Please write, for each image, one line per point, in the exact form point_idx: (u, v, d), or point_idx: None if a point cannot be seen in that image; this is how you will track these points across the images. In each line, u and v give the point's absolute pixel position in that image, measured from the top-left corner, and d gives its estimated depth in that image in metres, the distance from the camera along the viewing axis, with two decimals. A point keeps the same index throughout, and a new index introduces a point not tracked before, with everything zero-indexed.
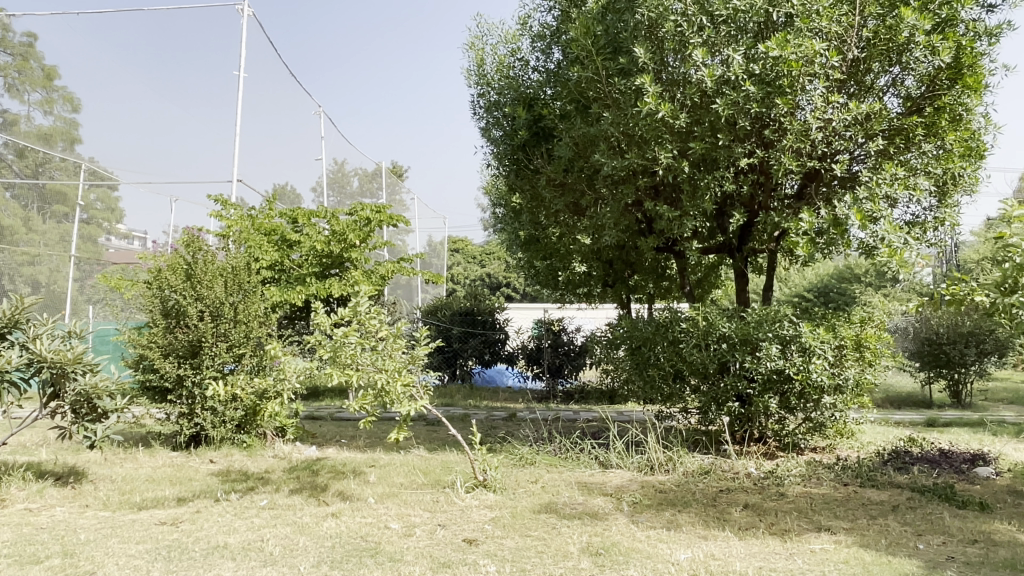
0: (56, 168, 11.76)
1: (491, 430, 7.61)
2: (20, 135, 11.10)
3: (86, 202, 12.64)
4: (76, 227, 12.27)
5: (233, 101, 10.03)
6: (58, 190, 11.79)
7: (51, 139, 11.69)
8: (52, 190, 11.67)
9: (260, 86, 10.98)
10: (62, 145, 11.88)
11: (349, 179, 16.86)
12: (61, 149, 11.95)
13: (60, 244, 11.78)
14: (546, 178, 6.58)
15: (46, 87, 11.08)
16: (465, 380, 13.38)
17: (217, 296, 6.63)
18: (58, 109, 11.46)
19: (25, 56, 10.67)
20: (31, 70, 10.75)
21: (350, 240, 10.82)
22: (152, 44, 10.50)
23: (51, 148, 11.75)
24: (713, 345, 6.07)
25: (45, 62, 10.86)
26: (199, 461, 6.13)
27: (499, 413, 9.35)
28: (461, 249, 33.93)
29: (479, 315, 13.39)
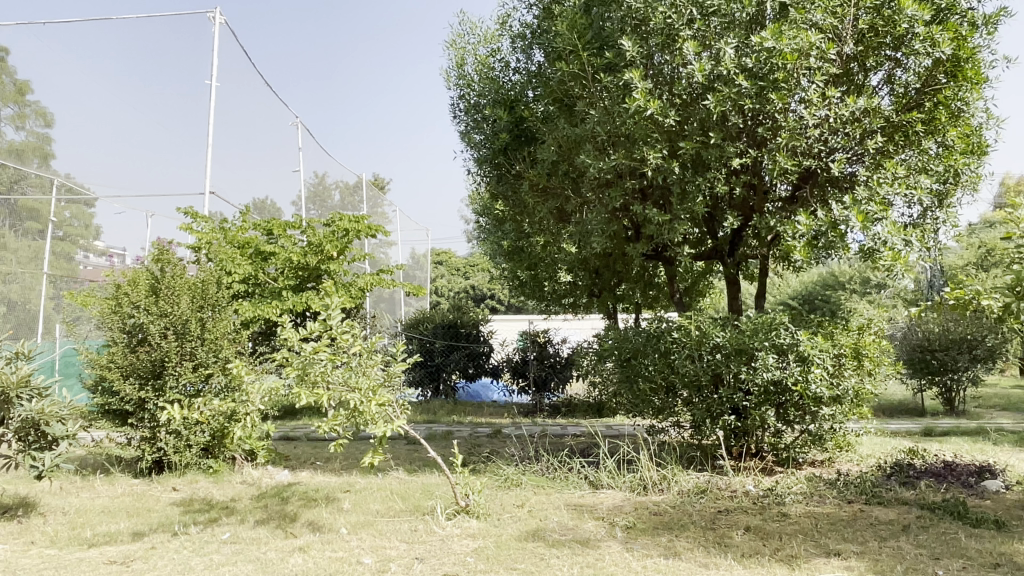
0: (31, 184, 11.49)
1: (474, 448, 7.25)
2: None
3: (59, 218, 12.10)
4: (48, 245, 11.64)
5: (205, 111, 9.67)
6: (30, 206, 11.43)
7: (23, 155, 11.23)
8: (24, 207, 11.32)
9: (233, 95, 10.64)
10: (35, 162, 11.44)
11: (329, 193, 16.53)
12: (36, 166, 11.57)
13: (31, 262, 11.05)
14: (528, 183, 6.27)
15: (18, 102, 10.65)
16: (449, 396, 13.01)
17: (184, 312, 6.26)
18: (30, 124, 10.96)
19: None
20: (2, 85, 10.35)
21: (327, 252, 10.43)
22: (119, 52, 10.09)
23: (24, 165, 11.35)
24: (706, 355, 5.76)
25: (16, 76, 10.48)
26: (161, 490, 5.72)
27: (483, 429, 9.00)
28: (444, 261, 33.59)
29: (463, 328, 13.06)
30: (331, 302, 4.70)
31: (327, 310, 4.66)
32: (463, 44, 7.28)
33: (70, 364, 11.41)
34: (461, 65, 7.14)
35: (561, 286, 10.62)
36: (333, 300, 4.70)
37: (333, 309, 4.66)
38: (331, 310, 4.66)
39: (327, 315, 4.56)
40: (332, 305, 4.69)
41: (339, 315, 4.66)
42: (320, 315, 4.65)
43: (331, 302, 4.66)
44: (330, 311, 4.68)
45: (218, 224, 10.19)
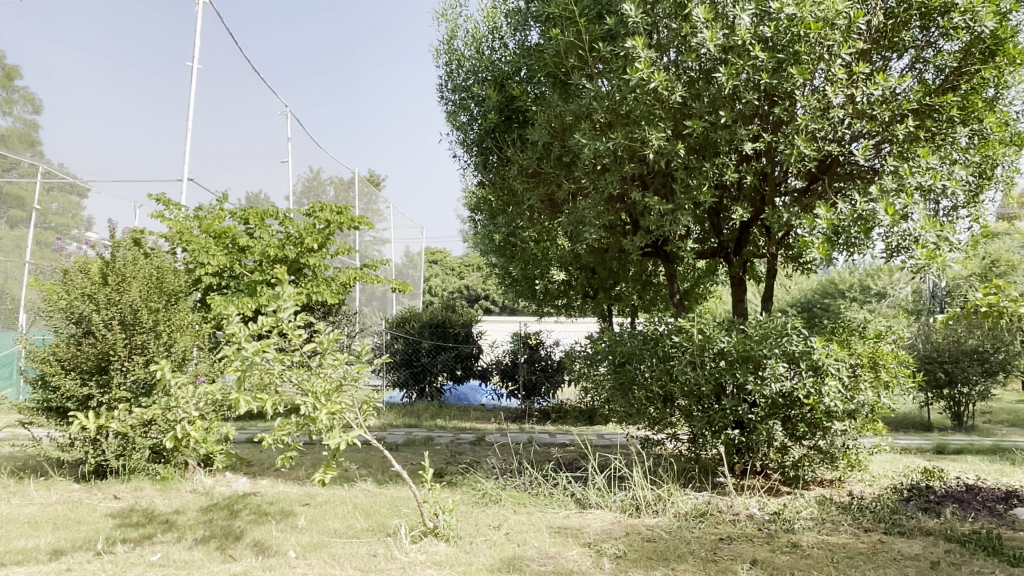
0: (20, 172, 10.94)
1: (454, 458, 6.67)
2: None
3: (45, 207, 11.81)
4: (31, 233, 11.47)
5: (186, 91, 9.22)
6: (16, 194, 10.96)
7: (10, 142, 10.48)
8: (10, 195, 10.85)
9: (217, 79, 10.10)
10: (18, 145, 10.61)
11: (324, 188, 16.06)
12: (30, 153, 11.04)
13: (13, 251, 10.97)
14: (517, 168, 5.70)
15: (6, 86, 9.55)
16: (435, 399, 12.38)
17: (135, 302, 5.68)
18: (18, 109, 10.06)
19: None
20: None
21: (306, 245, 9.85)
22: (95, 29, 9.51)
23: (17, 152, 10.75)
24: (709, 362, 5.20)
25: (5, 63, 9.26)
26: (100, 498, 5.13)
27: (466, 435, 8.43)
28: (439, 261, 33.08)
29: (451, 328, 12.54)
30: (285, 292, 4.15)
31: (279, 301, 4.10)
32: (454, 16, 6.70)
33: (5, 366, 11.14)
34: (449, 40, 6.56)
35: (554, 285, 10.08)
36: (286, 290, 4.14)
37: (286, 301, 4.10)
38: (283, 303, 4.10)
39: (276, 307, 4.01)
40: (286, 296, 4.14)
41: (293, 307, 4.11)
42: (271, 306, 4.10)
43: (284, 292, 4.11)
44: (283, 302, 4.13)
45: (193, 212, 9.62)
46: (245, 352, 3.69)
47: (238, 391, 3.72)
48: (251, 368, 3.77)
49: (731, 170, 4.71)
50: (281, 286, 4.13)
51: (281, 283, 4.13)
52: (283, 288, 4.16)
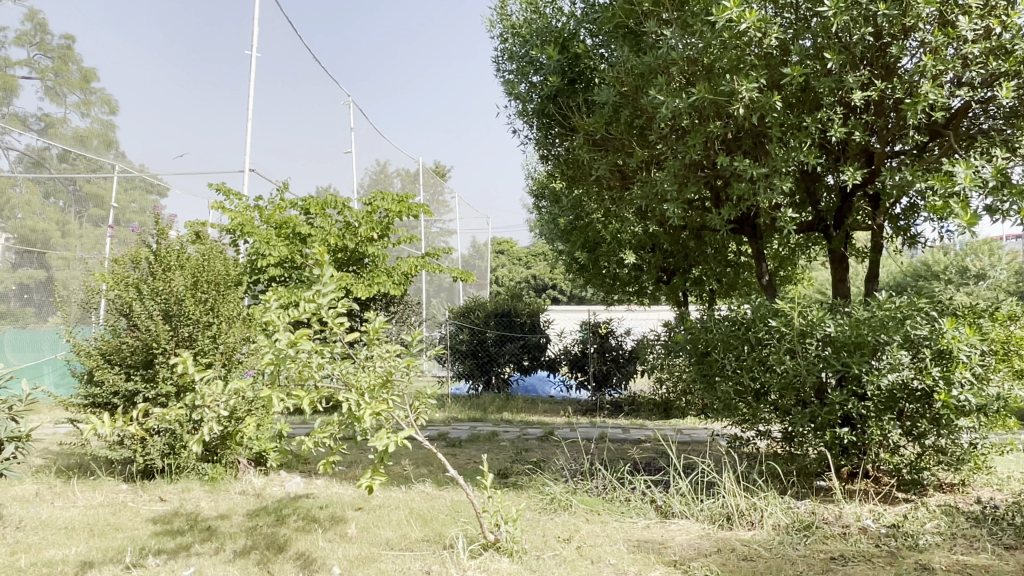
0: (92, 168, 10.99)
1: (519, 457, 6.18)
2: (55, 139, 10.03)
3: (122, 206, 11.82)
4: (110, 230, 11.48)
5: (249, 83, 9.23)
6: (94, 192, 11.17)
7: (87, 141, 10.67)
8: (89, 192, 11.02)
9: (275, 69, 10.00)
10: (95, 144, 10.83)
11: (392, 181, 15.90)
12: (113, 156, 11.34)
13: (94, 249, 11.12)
14: (583, 136, 5.09)
15: (84, 89, 9.79)
16: (502, 391, 11.96)
17: (179, 291, 5.37)
18: (96, 111, 10.24)
19: (64, 60, 9.21)
20: (68, 73, 9.42)
21: (365, 233, 9.31)
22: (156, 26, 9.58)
23: (102, 155, 11.16)
24: (810, 351, 4.53)
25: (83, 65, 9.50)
26: (146, 500, 4.84)
27: (533, 431, 7.91)
28: (506, 250, 32.82)
29: (517, 317, 12.08)
30: (321, 275, 3.67)
31: (315, 285, 3.62)
32: None
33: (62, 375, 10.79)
34: (504, 4, 6.01)
35: (624, 270, 9.44)
36: (323, 272, 3.67)
37: (324, 285, 3.62)
38: (321, 287, 3.62)
39: (310, 295, 3.51)
40: (323, 280, 3.65)
41: (332, 290, 3.62)
42: (306, 291, 3.62)
43: (321, 275, 3.63)
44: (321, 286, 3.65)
45: (252, 203, 9.41)
46: (278, 346, 3.21)
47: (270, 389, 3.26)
48: (285, 363, 3.29)
49: (838, 125, 4.04)
50: (318, 268, 3.65)
51: (317, 264, 3.66)
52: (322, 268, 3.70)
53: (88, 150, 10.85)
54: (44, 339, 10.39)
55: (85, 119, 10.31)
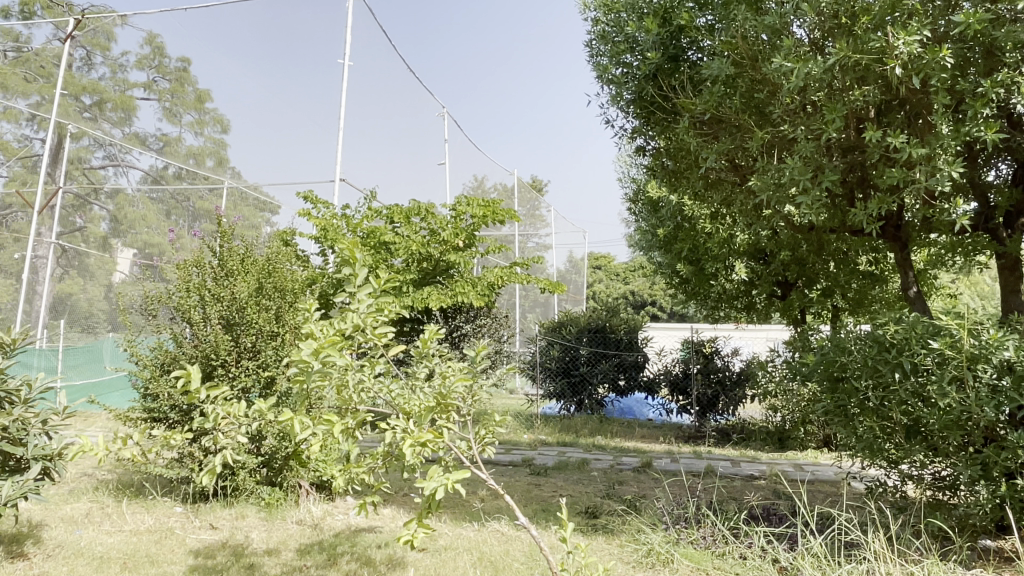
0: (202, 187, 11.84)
1: (611, 492, 5.41)
2: (176, 158, 11.54)
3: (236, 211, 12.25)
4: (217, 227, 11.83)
5: (337, 91, 9.03)
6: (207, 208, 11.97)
7: (201, 160, 11.71)
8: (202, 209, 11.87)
9: (364, 76, 9.86)
10: (209, 164, 11.76)
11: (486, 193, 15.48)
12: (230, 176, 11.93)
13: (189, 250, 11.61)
14: (690, 118, 4.31)
15: (198, 109, 11.06)
16: (596, 412, 11.14)
17: (240, 298, 4.97)
18: (209, 130, 11.31)
19: (181, 81, 10.85)
20: (183, 94, 10.94)
21: (451, 241, 8.68)
22: (256, 40, 10.21)
23: (219, 174, 11.83)
24: (982, 382, 3.59)
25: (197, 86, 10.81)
26: (196, 527, 4.38)
27: (629, 459, 7.11)
28: (603, 266, 32.03)
29: (613, 334, 11.31)
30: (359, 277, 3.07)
31: (353, 289, 3.03)
32: None
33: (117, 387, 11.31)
34: None
35: (732, 283, 8.52)
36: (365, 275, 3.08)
37: (363, 289, 3.02)
38: (360, 291, 3.02)
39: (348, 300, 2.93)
40: (361, 283, 3.05)
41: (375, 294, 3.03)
42: (344, 296, 3.05)
43: (360, 277, 3.04)
44: (359, 289, 3.05)
45: (340, 211, 8.89)
46: (297, 359, 2.63)
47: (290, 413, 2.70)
48: (312, 380, 2.69)
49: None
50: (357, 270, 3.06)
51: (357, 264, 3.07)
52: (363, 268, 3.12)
53: (206, 170, 11.86)
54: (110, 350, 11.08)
55: (199, 139, 11.53)
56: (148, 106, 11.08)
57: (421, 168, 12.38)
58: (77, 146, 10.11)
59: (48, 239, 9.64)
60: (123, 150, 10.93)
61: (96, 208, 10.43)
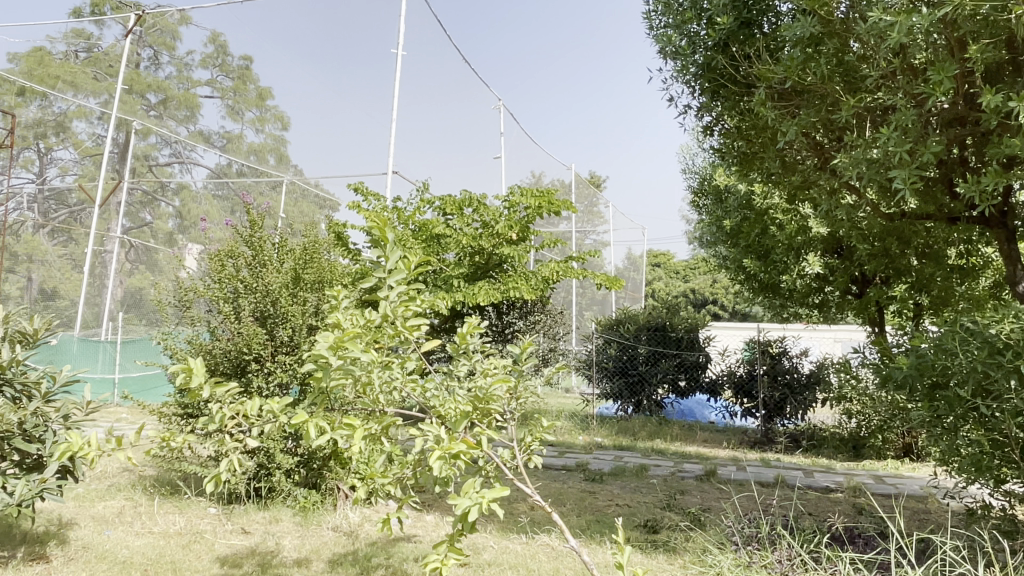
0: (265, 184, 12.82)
1: (673, 504, 4.97)
2: (234, 151, 12.89)
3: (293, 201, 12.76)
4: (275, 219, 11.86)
5: (389, 82, 8.81)
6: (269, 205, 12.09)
7: (262, 156, 12.89)
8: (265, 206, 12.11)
9: (418, 65, 9.60)
10: (270, 159, 12.89)
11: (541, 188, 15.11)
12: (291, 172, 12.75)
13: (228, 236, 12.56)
14: (765, 90, 3.85)
15: (258, 105, 12.24)
16: (654, 414, 10.64)
17: (277, 289, 4.72)
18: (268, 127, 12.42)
19: (242, 77, 12.10)
20: (243, 90, 12.26)
21: (504, 233, 8.26)
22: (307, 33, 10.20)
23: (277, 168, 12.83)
24: None
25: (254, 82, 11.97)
26: (227, 531, 4.12)
27: (691, 466, 6.63)
28: (664, 263, 31.31)
29: (672, 332, 10.83)
30: (388, 264, 2.75)
31: (383, 275, 2.70)
32: None
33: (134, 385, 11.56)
34: None
35: (803, 280, 7.95)
36: (395, 259, 2.74)
37: (393, 275, 2.69)
38: (390, 278, 2.69)
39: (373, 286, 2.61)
40: (391, 269, 2.73)
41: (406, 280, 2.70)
42: (370, 283, 2.72)
43: (389, 262, 2.70)
44: (389, 276, 2.73)
45: (391, 203, 8.59)
46: (312, 353, 2.30)
47: (305, 415, 2.38)
48: (330, 380, 2.35)
49: None
50: (387, 255, 2.73)
51: (387, 248, 2.75)
52: (393, 250, 2.80)
53: (268, 167, 12.97)
54: (139, 346, 11.45)
55: (259, 135, 12.76)
56: (212, 102, 12.67)
57: (476, 161, 12.06)
58: (145, 143, 11.73)
59: (118, 237, 11.01)
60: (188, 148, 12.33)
61: (163, 205, 12.18)
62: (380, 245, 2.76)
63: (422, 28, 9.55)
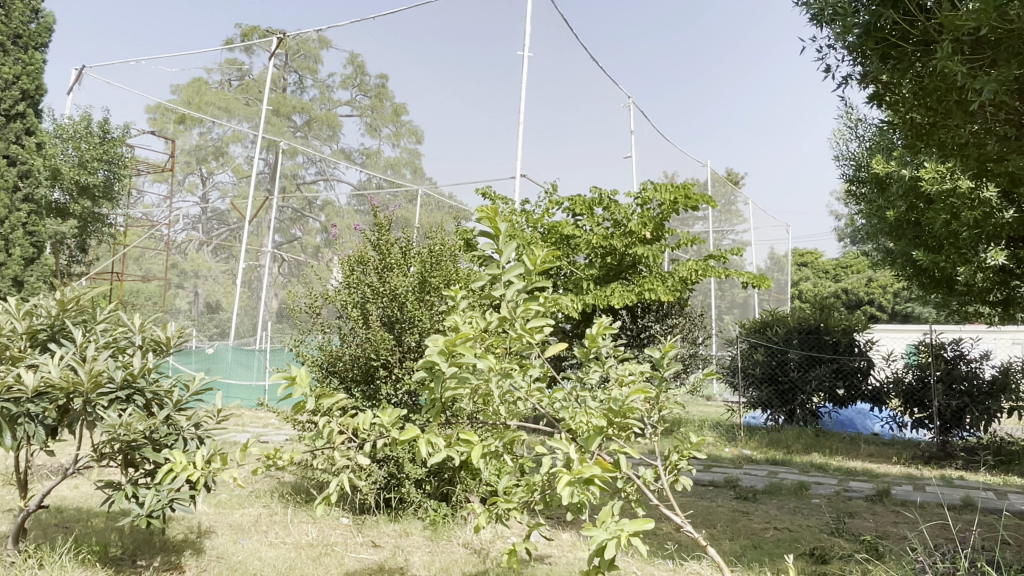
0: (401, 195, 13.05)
1: (842, 529, 4.37)
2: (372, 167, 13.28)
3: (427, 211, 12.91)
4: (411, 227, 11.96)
5: (516, 84, 8.61)
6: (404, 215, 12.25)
7: (397, 170, 13.18)
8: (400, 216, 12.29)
9: (546, 65, 9.37)
10: (406, 173, 13.22)
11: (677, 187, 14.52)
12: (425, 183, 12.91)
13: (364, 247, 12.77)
14: (951, 47, 3.26)
15: (395, 122, 12.68)
16: (809, 424, 9.71)
17: (402, 293, 4.57)
18: (405, 141, 12.83)
19: (380, 96, 12.57)
20: (382, 108, 12.70)
21: (637, 233, 7.79)
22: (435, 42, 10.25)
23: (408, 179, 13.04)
24: None
25: (392, 99, 12.44)
26: (357, 544, 3.98)
27: (858, 485, 5.91)
28: (810, 262, 29.48)
29: (828, 336, 9.93)
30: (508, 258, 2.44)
31: (495, 273, 2.38)
32: None
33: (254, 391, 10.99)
34: None
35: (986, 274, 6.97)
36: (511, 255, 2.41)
37: (507, 272, 2.36)
38: (503, 274, 2.37)
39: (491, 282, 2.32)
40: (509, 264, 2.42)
41: (524, 278, 2.35)
42: (487, 282, 2.43)
43: (503, 258, 2.38)
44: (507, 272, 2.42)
45: (520, 206, 8.35)
46: (422, 361, 2.05)
47: (416, 429, 2.12)
48: (443, 391, 2.09)
49: None
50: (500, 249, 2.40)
51: (500, 243, 2.41)
52: (509, 243, 2.44)
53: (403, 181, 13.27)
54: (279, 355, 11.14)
55: (395, 149, 13.06)
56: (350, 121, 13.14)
57: (607, 161, 11.68)
58: (292, 163, 12.36)
59: (270, 251, 11.57)
60: (331, 165, 12.85)
61: (311, 221, 12.81)
62: (492, 238, 2.41)
63: (549, 26, 9.30)
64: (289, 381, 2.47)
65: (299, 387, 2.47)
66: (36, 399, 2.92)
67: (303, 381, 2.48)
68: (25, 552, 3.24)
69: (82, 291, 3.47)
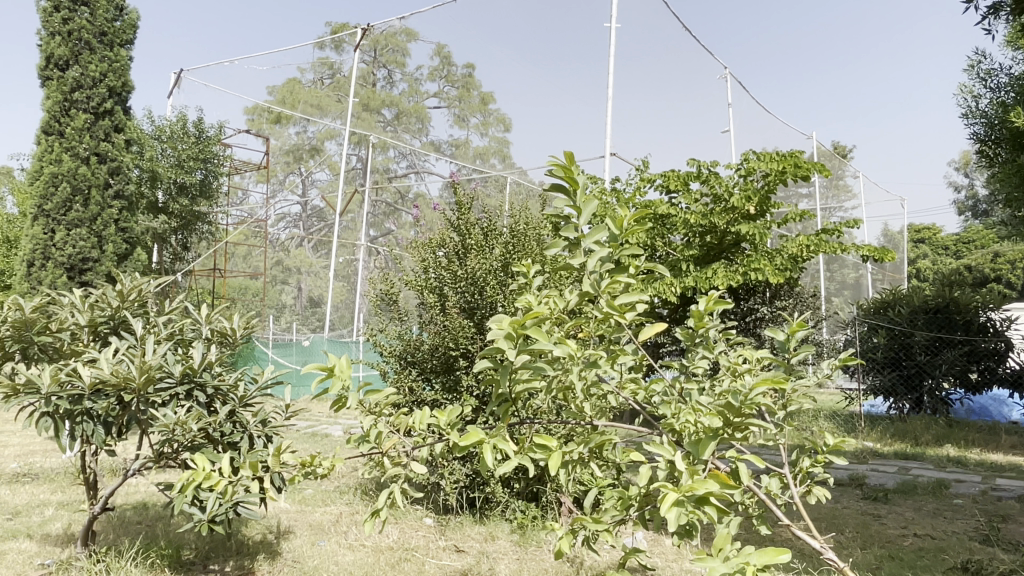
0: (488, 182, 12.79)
1: (997, 540, 3.71)
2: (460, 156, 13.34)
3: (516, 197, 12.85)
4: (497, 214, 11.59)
5: (604, 59, 8.14)
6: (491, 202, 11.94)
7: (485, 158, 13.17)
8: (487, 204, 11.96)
9: None
10: (494, 162, 13.23)
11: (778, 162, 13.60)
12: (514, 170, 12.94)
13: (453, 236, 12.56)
14: None
15: (483, 112, 12.77)
16: (938, 413, 8.76)
17: (482, 277, 4.24)
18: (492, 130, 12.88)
19: (466, 87, 12.50)
20: (470, 98, 12.64)
21: (739, 207, 7.12)
22: None
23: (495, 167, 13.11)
24: None
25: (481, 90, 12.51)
26: (440, 548, 3.68)
27: (1008, 483, 5.15)
28: (927, 238, 27.40)
29: (958, 314, 8.97)
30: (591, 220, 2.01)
31: (574, 238, 1.96)
32: None
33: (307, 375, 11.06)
34: None
35: None
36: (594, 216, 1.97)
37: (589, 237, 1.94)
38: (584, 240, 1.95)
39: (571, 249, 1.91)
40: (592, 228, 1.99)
41: (611, 244, 1.95)
42: (566, 251, 2.02)
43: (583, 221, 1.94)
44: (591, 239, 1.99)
45: (611, 186, 7.85)
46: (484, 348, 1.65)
47: (480, 432, 1.69)
48: (510, 382, 1.70)
49: None
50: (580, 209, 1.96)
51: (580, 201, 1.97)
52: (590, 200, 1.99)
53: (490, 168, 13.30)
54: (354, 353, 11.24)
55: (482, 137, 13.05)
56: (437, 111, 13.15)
57: None
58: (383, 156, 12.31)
59: (364, 243, 11.45)
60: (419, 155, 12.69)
61: (405, 215, 12.77)
62: (569, 194, 1.97)
63: None
64: (325, 373, 1.94)
65: (336, 381, 1.94)
66: (89, 397, 2.73)
67: (342, 373, 1.95)
68: (94, 554, 3.10)
69: (144, 282, 3.31)
